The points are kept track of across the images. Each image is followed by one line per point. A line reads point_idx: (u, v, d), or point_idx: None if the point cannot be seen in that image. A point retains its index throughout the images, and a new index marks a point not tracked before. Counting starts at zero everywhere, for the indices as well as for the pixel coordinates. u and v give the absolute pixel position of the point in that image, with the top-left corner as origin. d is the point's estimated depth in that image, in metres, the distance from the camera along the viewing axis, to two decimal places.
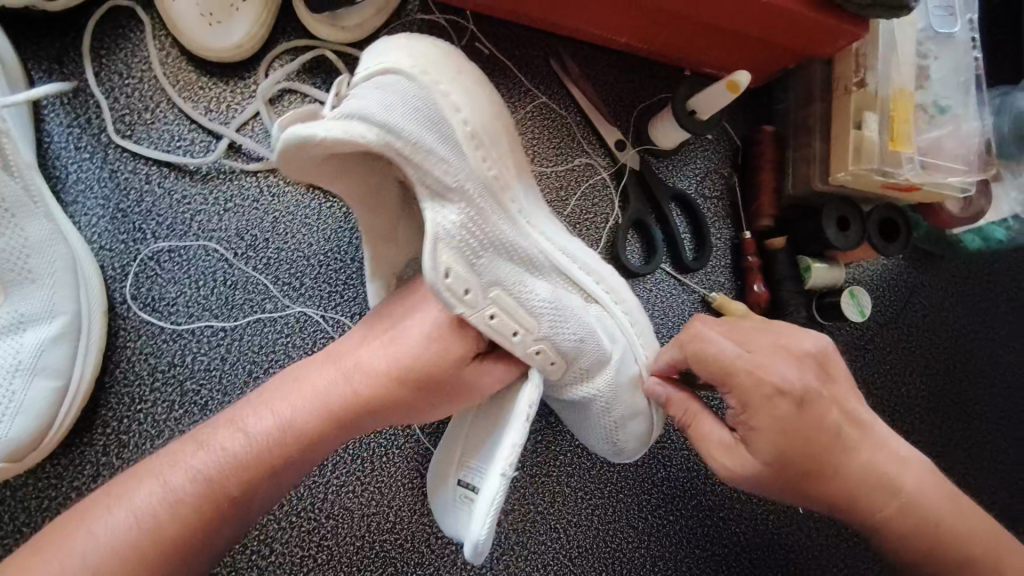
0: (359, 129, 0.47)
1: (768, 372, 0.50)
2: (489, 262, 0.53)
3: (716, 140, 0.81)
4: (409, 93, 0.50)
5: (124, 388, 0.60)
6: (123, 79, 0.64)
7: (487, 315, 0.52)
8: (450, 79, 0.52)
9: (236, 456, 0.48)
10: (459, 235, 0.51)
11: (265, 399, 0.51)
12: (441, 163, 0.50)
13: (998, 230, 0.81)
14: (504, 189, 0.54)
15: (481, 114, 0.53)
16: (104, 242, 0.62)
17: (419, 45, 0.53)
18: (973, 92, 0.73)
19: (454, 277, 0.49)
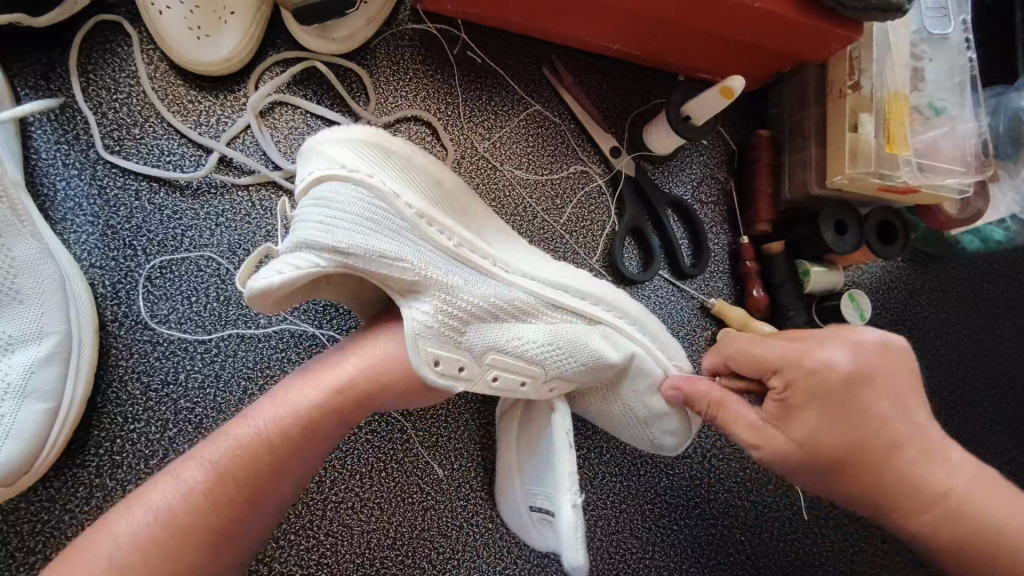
0: (309, 260, 0.49)
1: (812, 352, 0.49)
2: (474, 333, 0.54)
3: (710, 146, 0.81)
4: (347, 201, 0.51)
5: (117, 407, 0.59)
6: (111, 94, 0.63)
7: (490, 380, 0.54)
8: (381, 165, 0.53)
9: (245, 439, 0.47)
10: (436, 324, 0.51)
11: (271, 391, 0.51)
12: (396, 258, 0.51)
13: (997, 230, 0.81)
14: (469, 252, 0.55)
15: (423, 189, 0.55)
16: (93, 260, 0.61)
17: (343, 133, 0.53)
18: (968, 92, 0.73)
19: (443, 361, 0.51)
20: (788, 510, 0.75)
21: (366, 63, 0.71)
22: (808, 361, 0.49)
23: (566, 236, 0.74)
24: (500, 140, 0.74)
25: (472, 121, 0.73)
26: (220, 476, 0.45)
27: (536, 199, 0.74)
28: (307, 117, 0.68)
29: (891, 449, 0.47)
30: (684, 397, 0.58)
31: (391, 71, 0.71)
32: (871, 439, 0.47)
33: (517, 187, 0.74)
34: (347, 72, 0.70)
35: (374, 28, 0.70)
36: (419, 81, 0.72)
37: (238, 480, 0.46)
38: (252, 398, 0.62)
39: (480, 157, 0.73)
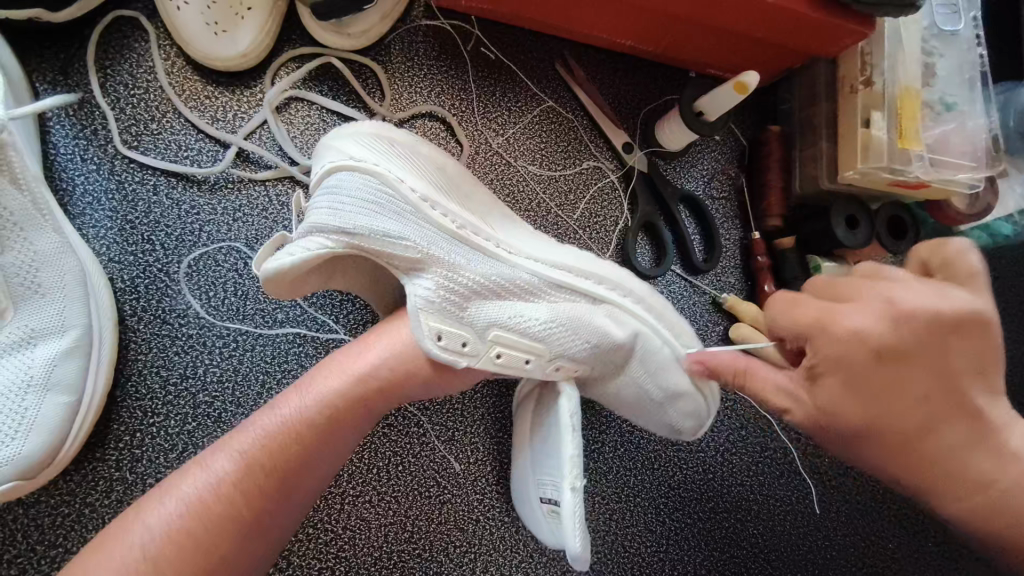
0: (318, 242, 0.51)
1: (840, 320, 0.48)
2: (478, 308, 0.54)
3: (722, 142, 0.82)
4: (353, 186, 0.53)
5: (136, 401, 0.59)
6: (128, 89, 0.63)
7: (494, 357, 0.53)
8: (386, 156, 0.56)
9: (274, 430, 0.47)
10: (439, 297, 0.52)
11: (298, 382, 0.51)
12: (399, 238, 0.52)
13: (1005, 226, 0.81)
14: (472, 233, 0.56)
15: (426, 176, 0.57)
16: (112, 255, 0.61)
17: (354, 129, 0.57)
18: (978, 88, 0.73)
19: (445, 336, 0.51)
20: (800, 503, 0.75)
21: (381, 59, 0.71)
22: (838, 331, 0.47)
23: (579, 231, 0.75)
24: (514, 135, 0.74)
25: (486, 117, 0.74)
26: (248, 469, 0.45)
27: (550, 194, 0.75)
28: (322, 112, 0.68)
29: (928, 435, 0.48)
30: (709, 368, 0.58)
31: (405, 67, 0.72)
32: (912, 422, 0.47)
33: (531, 183, 0.74)
34: (362, 68, 0.70)
35: (389, 24, 0.70)
36: (433, 77, 0.72)
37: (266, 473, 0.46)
38: (271, 392, 0.62)
39: (494, 153, 0.73)
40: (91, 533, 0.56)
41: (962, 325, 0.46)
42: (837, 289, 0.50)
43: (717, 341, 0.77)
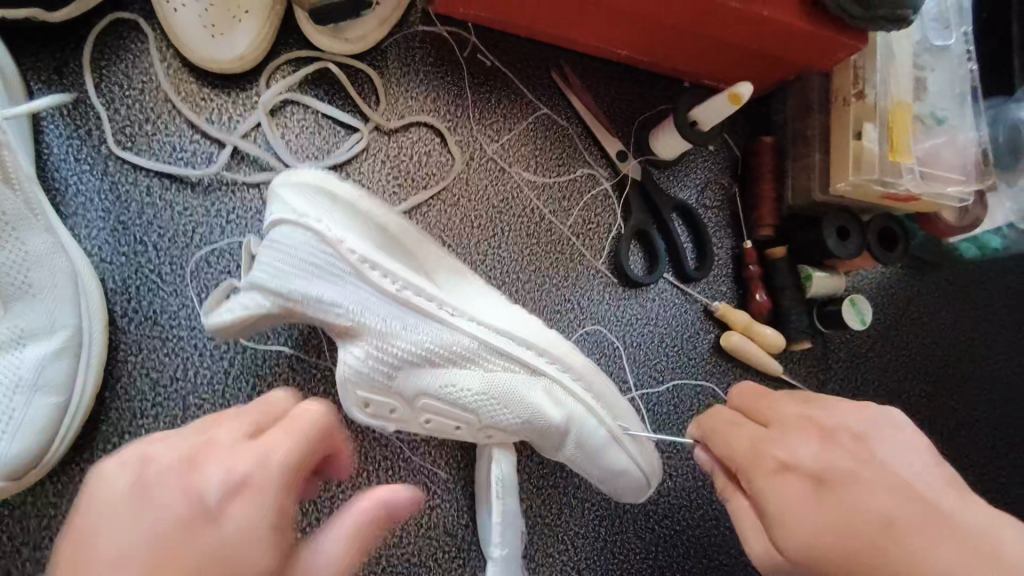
0: (257, 302, 0.54)
1: (771, 446, 0.50)
2: (406, 377, 0.56)
3: (716, 152, 0.82)
4: (293, 246, 0.53)
5: (125, 403, 0.59)
6: (123, 90, 0.63)
7: (423, 421, 0.58)
8: (327, 212, 0.54)
9: (152, 567, 0.32)
10: (366, 368, 0.54)
11: (215, 445, 0.38)
12: (331, 305, 0.53)
13: (994, 238, 0.81)
14: (414, 296, 0.55)
15: (367, 234, 0.55)
16: (104, 255, 0.61)
17: (300, 177, 0.55)
18: (968, 103, 0.74)
19: (374, 404, 0.56)
20: None
21: (377, 64, 0.71)
22: (768, 458, 0.50)
23: (573, 239, 0.75)
24: (509, 142, 0.75)
25: (481, 124, 0.74)
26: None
27: (544, 201, 0.75)
28: (318, 116, 0.68)
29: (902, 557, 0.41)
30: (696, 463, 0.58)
31: (401, 72, 0.72)
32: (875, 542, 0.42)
33: (525, 189, 0.74)
34: (358, 72, 0.70)
35: (386, 30, 0.70)
36: (429, 83, 0.73)
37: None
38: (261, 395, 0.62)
39: (488, 160, 0.74)
40: None
41: (881, 433, 0.48)
42: (764, 416, 0.54)
43: (708, 349, 0.77)
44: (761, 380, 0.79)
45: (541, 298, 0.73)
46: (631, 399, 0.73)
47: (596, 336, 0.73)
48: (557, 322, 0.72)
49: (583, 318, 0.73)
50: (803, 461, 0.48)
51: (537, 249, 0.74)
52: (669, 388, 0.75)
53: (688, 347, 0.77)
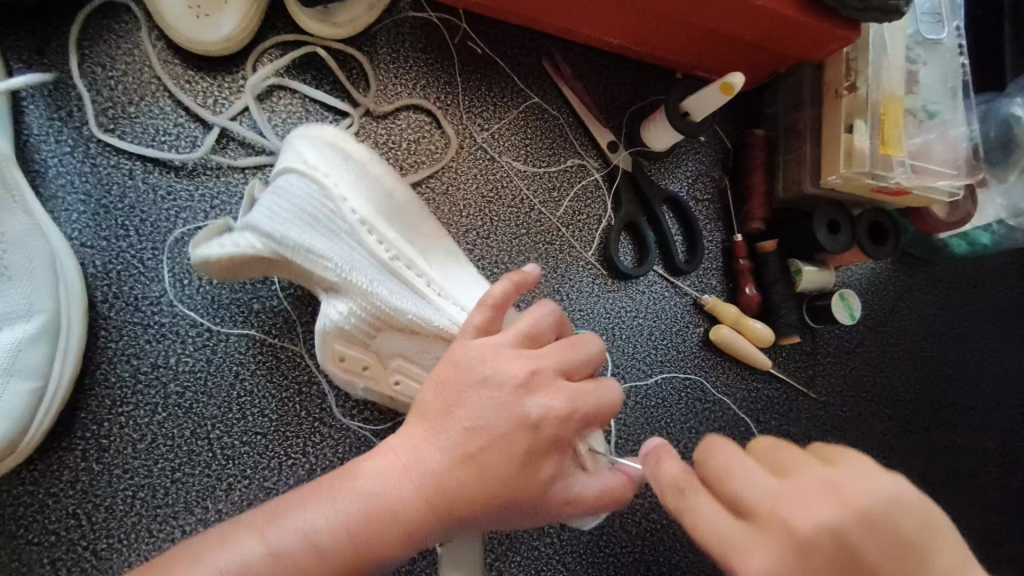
0: (248, 240, 0.55)
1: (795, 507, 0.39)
2: (385, 339, 0.57)
3: (708, 144, 0.82)
4: (297, 193, 0.56)
5: (105, 390, 0.58)
6: (107, 71, 0.62)
7: (393, 382, 0.58)
8: (338, 167, 0.57)
9: (548, 447, 0.47)
10: (348, 324, 0.56)
11: (572, 389, 0.49)
12: (321, 258, 0.55)
13: (984, 234, 0.82)
14: (403, 267, 0.57)
15: (371, 197, 0.58)
16: (85, 239, 0.60)
17: (316, 131, 0.58)
18: (961, 98, 0.74)
19: (347, 358, 0.57)
20: None
21: (366, 50, 0.70)
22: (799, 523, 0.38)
23: (562, 229, 0.74)
24: (499, 131, 0.74)
25: (471, 112, 0.73)
26: (503, 478, 0.46)
27: (533, 191, 0.74)
28: (305, 101, 0.68)
29: None
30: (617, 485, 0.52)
31: (391, 58, 0.71)
32: None
33: (515, 179, 0.74)
34: (347, 57, 0.70)
35: (375, 15, 0.69)
36: (418, 70, 0.72)
37: (521, 489, 0.46)
38: (244, 383, 0.61)
39: (478, 148, 0.73)
40: (52, 524, 0.55)
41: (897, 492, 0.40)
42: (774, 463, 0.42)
43: (697, 343, 0.77)
44: (751, 374, 0.78)
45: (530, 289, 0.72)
46: None
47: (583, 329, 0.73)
48: None
49: (571, 310, 0.73)
50: (823, 524, 0.38)
51: (525, 238, 0.73)
52: (657, 382, 0.75)
53: (677, 340, 0.76)
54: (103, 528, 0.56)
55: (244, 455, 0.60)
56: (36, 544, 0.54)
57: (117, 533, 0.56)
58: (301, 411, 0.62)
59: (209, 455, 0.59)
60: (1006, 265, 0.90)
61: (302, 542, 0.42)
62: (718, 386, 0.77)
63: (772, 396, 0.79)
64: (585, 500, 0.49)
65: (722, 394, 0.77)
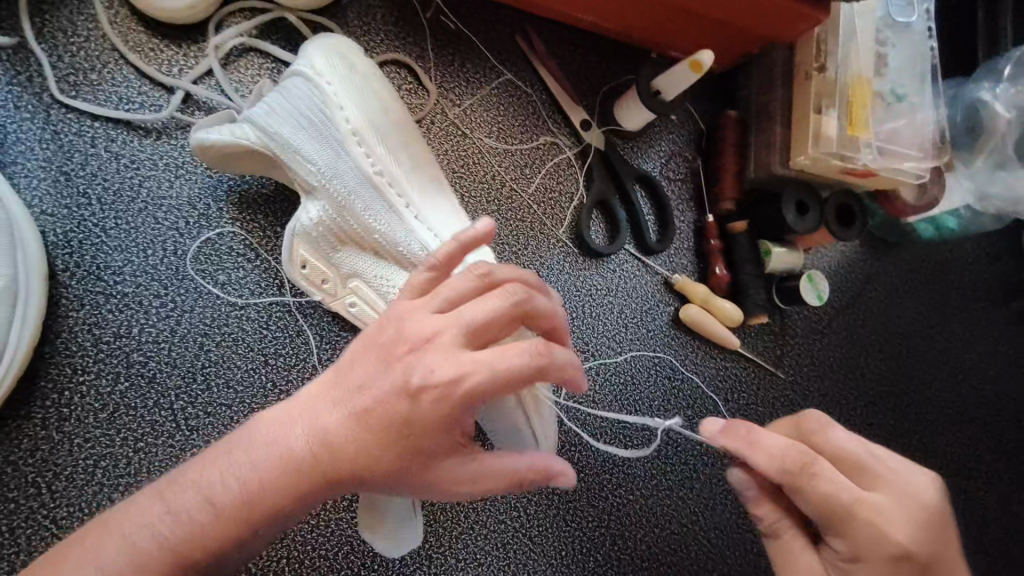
0: (243, 133, 0.56)
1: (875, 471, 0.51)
2: (349, 256, 0.59)
3: (680, 124, 0.82)
4: (298, 94, 0.57)
5: (66, 358, 0.57)
6: (68, 37, 0.61)
7: (348, 303, 0.60)
8: (342, 77, 0.58)
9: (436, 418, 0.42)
10: (318, 231, 0.58)
11: (471, 360, 0.42)
12: (306, 160, 0.57)
13: (951, 218, 0.83)
14: (387, 185, 0.59)
15: (368, 112, 0.59)
16: (45, 207, 0.59)
17: (327, 41, 0.59)
18: (928, 82, 0.75)
19: (310, 267, 0.58)
20: None
21: (337, 21, 0.70)
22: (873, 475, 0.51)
23: (533, 206, 0.75)
24: (471, 106, 0.74)
25: (443, 87, 0.73)
26: (383, 443, 0.42)
27: (505, 167, 0.74)
28: (273, 63, 0.67)
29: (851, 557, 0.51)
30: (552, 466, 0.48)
31: (362, 30, 0.70)
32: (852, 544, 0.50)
33: (487, 155, 0.74)
34: (317, 28, 0.69)
35: None
36: (390, 43, 0.71)
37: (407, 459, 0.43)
38: (209, 354, 0.61)
39: (450, 123, 0.73)
40: (11, 492, 0.54)
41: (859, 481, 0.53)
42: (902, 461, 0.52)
43: (667, 322, 0.78)
44: (720, 353, 0.79)
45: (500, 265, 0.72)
46: (586, 369, 0.73)
47: None
48: None
49: (542, 287, 0.73)
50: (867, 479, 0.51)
51: (496, 215, 0.73)
52: (627, 359, 0.75)
53: (647, 319, 0.77)
54: (63, 497, 0.55)
55: (208, 426, 0.60)
56: None
57: (78, 503, 0.55)
58: (267, 383, 0.62)
59: (172, 426, 0.59)
60: (971, 250, 0.92)
61: (202, 495, 0.41)
62: (688, 364, 0.77)
63: (740, 375, 0.80)
64: (475, 482, 0.45)
65: (691, 372, 0.77)
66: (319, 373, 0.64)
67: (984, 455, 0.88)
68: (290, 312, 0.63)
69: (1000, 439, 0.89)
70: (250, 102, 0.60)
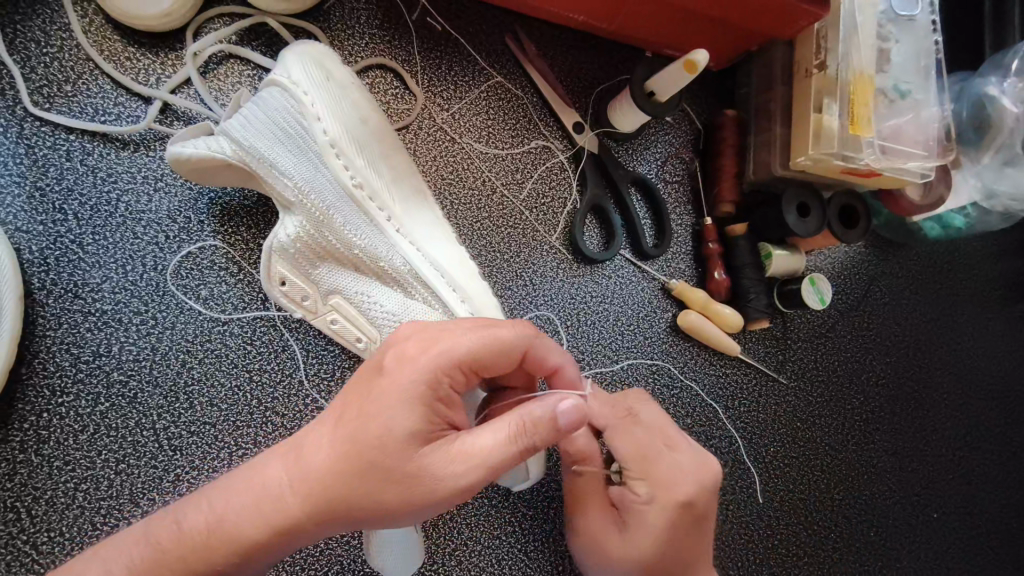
0: (218, 146, 0.54)
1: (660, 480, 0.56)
2: (327, 272, 0.58)
3: (676, 124, 0.80)
4: (273, 105, 0.56)
5: (44, 379, 0.56)
6: (41, 48, 0.60)
7: (329, 321, 0.58)
8: (319, 87, 0.56)
9: (410, 396, 0.42)
10: (296, 247, 0.56)
11: (442, 335, 0.45)
12: (283, 174, 0.55)
13: (958, 217, 0.82)
14: (368, 199, 0.57)
15: (344, 123, 0.57)
16: (20, 224, 0.58)
17: (301, 47, 0.57)
18: (933, 77, 0.72)
19: (288, 285, 0.57)
20: (744, 492, 0.75)
21: (319, 25, 0.68)
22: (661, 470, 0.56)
23: (525, 213, 0.72)
24: (459, 111, 0.72)
25: (430, 92, 0.71)
26: (354, 441, 0.42)
27: (495, 172, 0.72)
28: (255, 70, 0.65)
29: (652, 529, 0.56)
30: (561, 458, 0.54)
31: (346, 34, 0.68)
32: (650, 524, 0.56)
33: (476, 161, 0.72)
34: (299, 33, 0.67)
35: None
36: (374, 47, 0.69)
37: (378, 451, 0.41)
38: (191, 372, 0.59)
39: (438, 129, 0.71)
40: None
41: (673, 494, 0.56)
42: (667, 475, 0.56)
43: (665, 328, 0.75)
44: (720, 360, 0.77)
45: (492, 274, 0.70)
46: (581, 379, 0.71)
47: (545, 315, 0.71)
48: (508, 298, 0.70)
49: (534, 294, 0.71)
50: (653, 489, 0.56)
51: (487, 222, 0.71)
52: (624, 368, 0.73)
53: (644, 326, 0.75)
54: (42, 523, 0.54)
55: (193, 446, 0.58)
56: None
57: (58, 528, 0.54)
58: (252, 402, 0.60)
59: (154, 446, 0.57)
60: (980, 248, 0.89)
61: (172, 529, 0.43)
62: (687, 371, 0.75)
63: (742, 382, 0.77)
64: (470, 457, 0.42)
65: (691, 380, 0.75)
66: (306, 389, 0.62)
67: (991, 459, 0.86)
68: (274, 326, 0.62)
69: (1009, 442, 0.87)
70: (227, 114, 0.58)
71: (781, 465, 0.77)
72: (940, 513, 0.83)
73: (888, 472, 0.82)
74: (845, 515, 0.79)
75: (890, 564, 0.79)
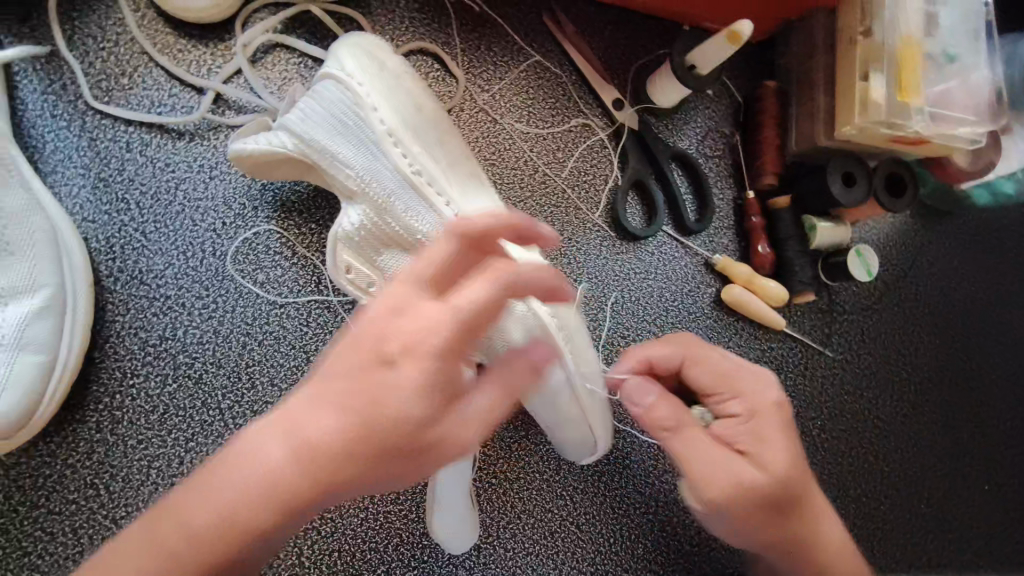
0: (279, 141, 0.57)
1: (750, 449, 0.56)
2: (390, 258, 0.59)
3: (716, 98, 0.79)
4: (333, 99, 0.57)
5: (115, 361, 0.58)
6: (98, 42, 0.62)
7: None
8: (373, 77, 0.58)
9: (422, 382, 0.40)
10: (359, 235, 0.58)
11: (440, 317, 0.40)
12: (344, 165, 0.57)
13: (1009, 183, 0.79)
14: (428, 185, 0.58)
15: (400, 112, 0.58)
16: (86, 213, 0.60)
17: (352, 40, 0.59)
18: (982, 39, 0.71)
19: (355, 273, 0.58)
20: None
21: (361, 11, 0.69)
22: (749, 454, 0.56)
23: (568, 190, 0.73)
24: (499, 91, 0.72)
25: (471, 73, 0.71)
26: (363, 422, 0.39)
27: (537, 152, 0.73)
28: (301, 57, 0.66)
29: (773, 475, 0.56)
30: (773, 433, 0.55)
31: (387, 19, 0.69)
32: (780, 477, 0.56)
33: (517, 141, 0.72)
34: (342, 19, 0.68)
35: None
36: (415, 30, 0.70)
37: (389, 434, 0.39)
38: (252, 353, 0.61)
39: (479, 110, 0.71)
40: (72, 494, 0.55)
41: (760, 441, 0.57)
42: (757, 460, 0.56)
43: (709, 304, 0.75)
44: (765, 334, 0.77)
45: None
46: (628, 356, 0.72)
47: (591, 294, 0.72)
48: None
49: (579, 272, 0.72)
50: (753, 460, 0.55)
51: (530, 201, 0.71)
52: None
53: (688, 302, 0.75)
54: (120, 497, 0.56)
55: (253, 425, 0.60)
56: (58, 513, 0.55)
57: (136, 502, 0.57)
58: None
59: (221, 425, 0.59)
60: None
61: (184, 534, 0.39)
62: (733, 346, 0.75)
63: (787, 356, 0.77)
64: (472, 422, 0.41)
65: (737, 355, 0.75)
66: None
67: None
68: (331, 307, 0.63)
69: None
70: (284, 108, 0.60)
71: (829, 438, 0.77)
72: (993, 483, 0.82)
73: (940, 443, 0.81)
74: (895, 487, 0.78)
75: (943, 535, 0.79)
